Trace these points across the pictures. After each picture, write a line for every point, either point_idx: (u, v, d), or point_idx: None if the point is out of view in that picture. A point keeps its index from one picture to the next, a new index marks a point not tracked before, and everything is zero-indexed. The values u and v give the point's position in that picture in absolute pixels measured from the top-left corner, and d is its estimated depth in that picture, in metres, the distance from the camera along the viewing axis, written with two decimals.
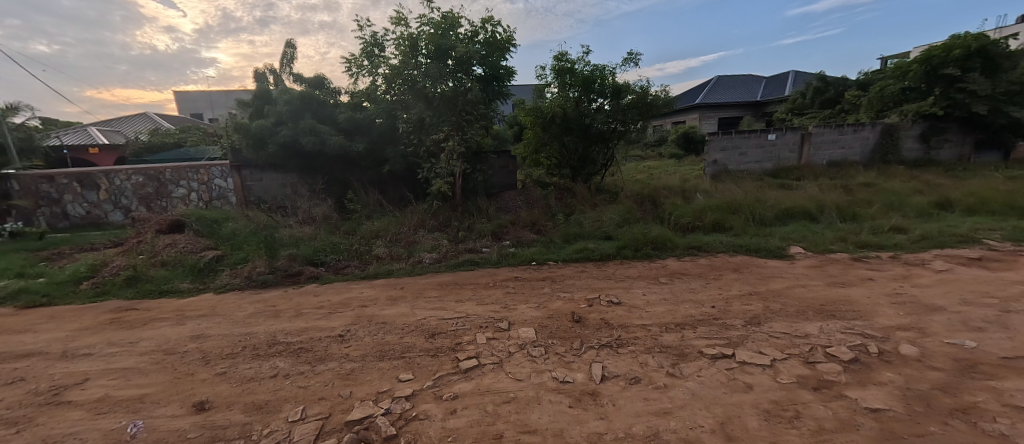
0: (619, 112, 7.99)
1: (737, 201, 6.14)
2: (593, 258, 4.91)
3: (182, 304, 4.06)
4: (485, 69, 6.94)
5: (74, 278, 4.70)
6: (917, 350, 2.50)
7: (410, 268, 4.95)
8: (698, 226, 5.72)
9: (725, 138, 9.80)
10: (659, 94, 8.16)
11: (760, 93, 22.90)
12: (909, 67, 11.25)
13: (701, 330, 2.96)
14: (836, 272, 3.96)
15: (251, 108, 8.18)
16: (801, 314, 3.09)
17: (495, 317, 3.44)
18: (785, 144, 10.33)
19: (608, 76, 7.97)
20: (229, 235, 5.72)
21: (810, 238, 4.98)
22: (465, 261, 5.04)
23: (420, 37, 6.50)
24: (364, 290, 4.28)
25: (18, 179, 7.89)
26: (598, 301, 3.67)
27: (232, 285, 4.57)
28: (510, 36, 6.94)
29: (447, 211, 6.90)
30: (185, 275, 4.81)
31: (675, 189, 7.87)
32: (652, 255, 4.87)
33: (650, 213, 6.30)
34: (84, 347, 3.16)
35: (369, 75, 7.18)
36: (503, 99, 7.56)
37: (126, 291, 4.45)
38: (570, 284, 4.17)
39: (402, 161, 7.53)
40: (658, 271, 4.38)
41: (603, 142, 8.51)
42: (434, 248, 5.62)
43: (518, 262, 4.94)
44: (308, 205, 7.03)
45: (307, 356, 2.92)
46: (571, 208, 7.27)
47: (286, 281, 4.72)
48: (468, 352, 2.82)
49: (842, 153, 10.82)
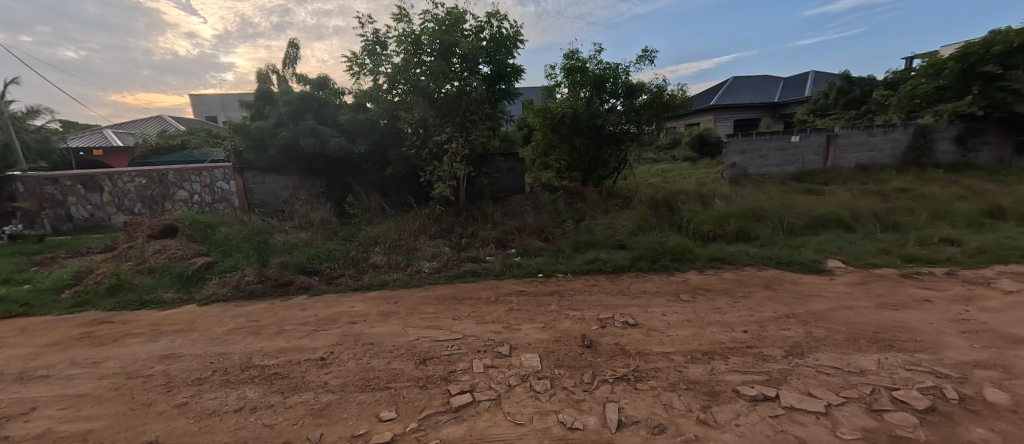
0: (633, 112, 7.61)
1: (762, 209, 5.67)
2: (605, 269, 4.47)
3: (161, 317, 3.77)
4: (492, 67, 6.61)
5: (56, 287, 4.46)
6: (1008, 397, 2.04)
7: (407, 279, 4.59)
8: (720, 235, 5.24)
9: (745, 140, 9.30)
10: (676, 93, 7.73)
11: (777, 94, 22.15)
12: (943, 64, 10.51)
13: (734, 362, 2.54)
14: (884, 290, 3.46)
15: (252, 109, 7.97)
16: (851, 344, 2.65)
17: (494, 339, 3.06)
18: (809, 146, 9.76)
19: (622, 75, 7.61)
20: (222, 241, 5.47)
21: (846, 249, 4.48)
22: (466, 272, 4.67)
23: (422, 33, 6.18)
24: (355, 304, 3.93)
25: (23, 181, 7.84)
26: (612, 322, 3.24)
27: (217, 296, 4.27)
28: (517, 32, 6.58)
29: (450, 216, 6.54)
30: (172, 284, 4.55)
31: (692, 194, 7.42)
32: (671, 267, 4.40)
33: (666, 220, 5.89)
34: (43, 368, 2.87)
35: (371, 75, 6.90)
36: (511, 99, 7.22)
37: (106, 301, 4.18)
38: (580, 301, 3.76)
39: (405, 164, 7.20)
40: (678, 286, 3.93)
41: (616, 144, 8.13)
42: (434, 257, 5.28)
43: (523, 274, 4.54)
44: (306, 209, 6.72)
45: (281, 384, 2.58)
46: (581, 214, 6.84)
47: (275, 291, 4.42)
48: (462, 384, 2.44)
49: (871, 156, 10.19)
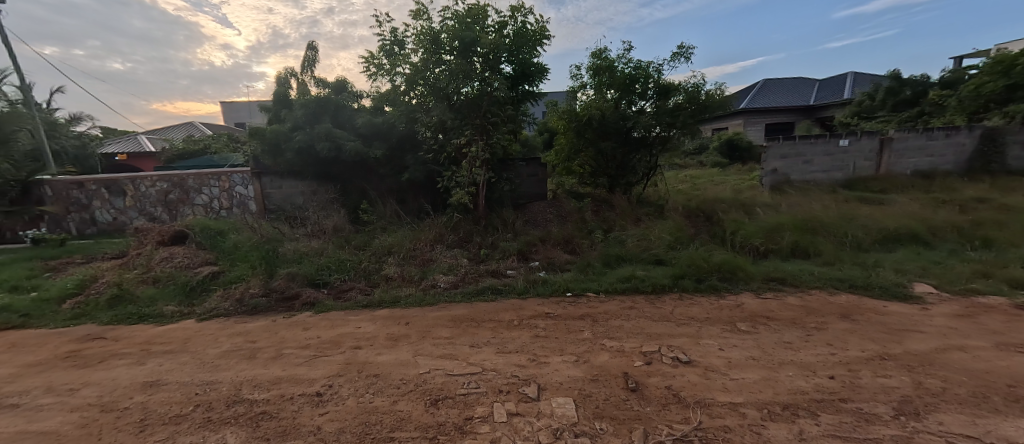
0: (665, 114, 7.05)
1: (819, 221, 5.01)
2: (643, 289, 3.93)
3: (156, 335, 3.47)
4: (514, 66, 6.20)
5: (60, 296, 4.27)
6: None
7: (421, 295, 4.16)
8: (773, 250, 4.60)
9: (787, 145, 8.57)
10: (714, 92, 7.12)
11: (813, 96, 20.93)
12: (1015, 60, 9.60)
13: (828, 423, 1.96)
14: (1000, 327, 2.80)
15: (270, 112, 7.84)
16: (985, 404, 2.04)
17: (518, 375, 2.57)
18: (859, 151, 8.93)
19: (653, 74, 7.08)
20: (231, 249, 5.22)
21: (933, 270, 3.80)
22: (484, 288, 4.22)
23: (442, 31, 5.83)
24: (362, 324, 3.53)
25: (52, 185, 7.95)
26: (658, 357, 2.71)
27: (218, 311, 3.95)
28: (542, 28, 6.16)
29: (469, 225, 6.13)
30: (175, 295, 4.28)
31: (732, 203, 6.77)
32: (720, 288, 3.82)
33: (707, 232, 5.30)
34: (15, 395, 2.56)
35: (389, 76, 6.61)
36: (534, 100, 6.79)
37: (104, 314, 3.93)
38: (617, 327, 3.25)
39: (422, 169, 6.81)
40: (733, 312, 3.35)
41: (646, 149, 7.58)
42: (451, 269, 4.86)
43: (549, 292, 4.04)
44: (320, 215, 6.45)
45: (267, 427, 2.17)
46: (610, 223, 6.29)
47: (280, 306, 4.08)
48: (480, 440, 1.96)
49: (930, 162, 9.27)
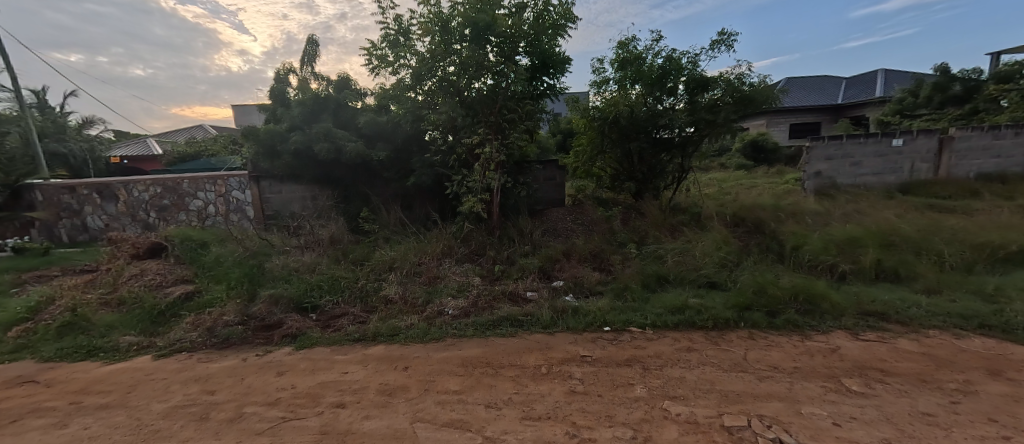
0: (702, 111, 6.22)
1: (903, 235, 4.15)
2: (700, 323, 3.16)
3: (98, 379, 2.79)
4: (533, 57, 5.48)
5: (7, 322, 3.63)
6: None
7: (425, 327, 3.44)
8: (854, 271, 3.77)
9: (833, 145, 7.68)
10: (758, 84, 6.26)
11: (842, 95, 19.73)
12: None
13: None
14: None
15: (268, 112, 7.28)
16: None
17: None
18: (915, 152, 7.98)
19: (689, 65, 6.26)
20: (213, 265, 4.57)
21: None
22: (502, 318, 3.48)
23: (452, 16, 5.15)
24: (349, 369, 2.81)
25: (42, 189, 7.47)
26: (752, 438, 1.91)
27: (182, 343, 3.27)
28: (565, 12, 5.42)
29: (482, 235, 5.39)
30: (138, 322, 3.63)
31: (781, 210, 5.93)
32: (801, 325, 3.03)
33: (763, 247, 4.49)
34: None
35: (392, 69, 5.95)
36: (555, 95, 6.05)
37: (51, 347, 3.28)
38: (679, 381, 2.47)
39: (429, 172, 6.10)
40: (831, 362, 2.54)
41: (678, 149, 6.76)
42: (461, 290, 4.15)
43: (582, 326, 3.28)
44: (316, 224, 5.80)
45: None
46: (642, 233, 5.52)
47: (257, 337, 3.40)
48: None
49: (995, 164, 8.28)
